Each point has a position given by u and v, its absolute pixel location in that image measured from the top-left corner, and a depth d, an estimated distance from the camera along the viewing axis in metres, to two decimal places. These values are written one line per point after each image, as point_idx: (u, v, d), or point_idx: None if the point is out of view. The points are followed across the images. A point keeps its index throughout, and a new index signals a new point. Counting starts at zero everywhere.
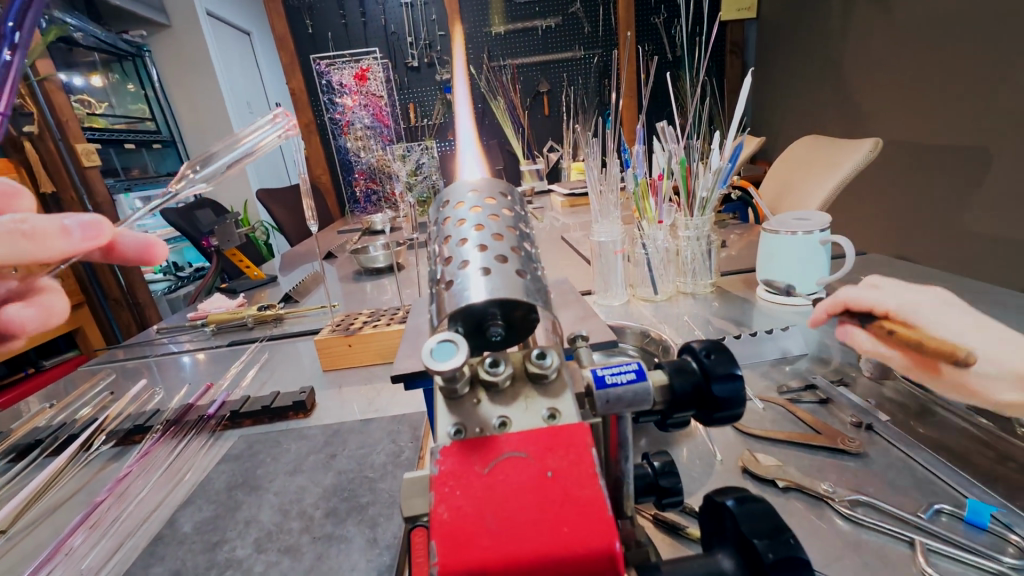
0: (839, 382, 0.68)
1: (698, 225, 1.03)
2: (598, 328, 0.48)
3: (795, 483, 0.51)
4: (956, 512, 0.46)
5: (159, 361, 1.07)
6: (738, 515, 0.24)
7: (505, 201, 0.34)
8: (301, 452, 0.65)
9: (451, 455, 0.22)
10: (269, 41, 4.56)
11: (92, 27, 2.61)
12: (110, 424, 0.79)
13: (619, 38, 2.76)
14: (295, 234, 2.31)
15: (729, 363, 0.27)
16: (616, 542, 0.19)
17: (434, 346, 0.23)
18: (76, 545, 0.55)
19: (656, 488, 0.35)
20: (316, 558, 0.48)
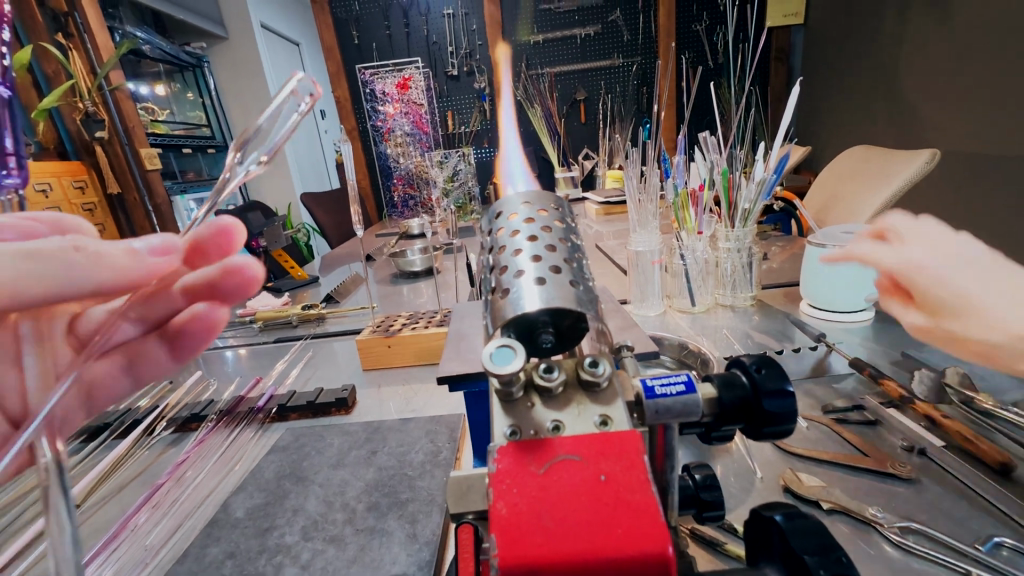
0: (889, 404, 0.65)
1: (739, 237, 1.02)
2: (639, 339, 0.48)
3: (840, 505, 0.49)
4: (1018, 547, 0.44)
5: (211, 354, 1.13)
6: (786, 530, 0.24)
7: (556, 213, 0.35)
8: (343, 447, 0.68)
9: (507, 455, 0.23)
10: (316, 52, 4.77)
11: (159, 41, 2.80)
12: (169, 411, 0.84)
13: (659, 46, 2.75)
14: (336, 236, 2.39)
15: (779, 378, 0.27)
16: (669, 546, 0.20)
17: (493, 350, 0.25)
18: (141, 522, 0.60)
19: (698, 501, 0.35)
20: (359, 549, 0.50)
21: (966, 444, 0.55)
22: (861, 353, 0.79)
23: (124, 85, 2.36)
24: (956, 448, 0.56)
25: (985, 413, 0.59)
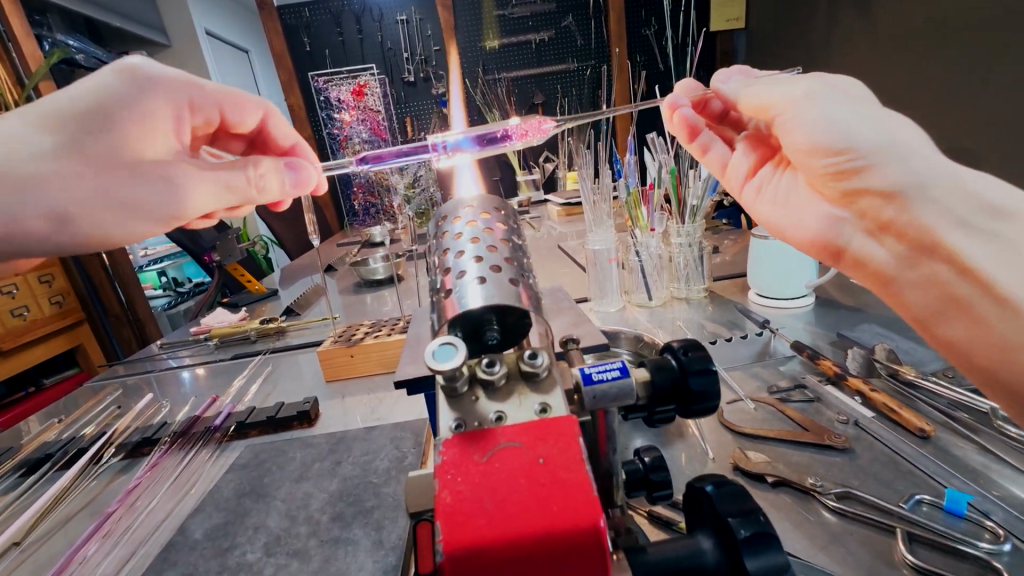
0: (827, 380, 0.71)
1: (689, 232, 1.06)
2: (589, 332, 0.50)
3: (783, 478, 0.53)
4: (935, 502, 0.48)
5: (161, 375, 1.09)
6: (715, 499, 0.27)
7: (498, 216, 0.37)
8: (306, 460, 0.67)
9: (452, 446, 0.24)
10: (266, 58, 4.62)
11: (93, 48, 2.58)
12: (118, 437, 0.80)
13: (611, 51, 2.81)
14: (295, 248, 2.34)
15: (704, 359, 0.30)
16: (601, 519, 0.21)
17: (436, 348, 0.26)
18: (90, 553, 0.57)
19: (647, 482, 0.36)
20: (324, 560, 0.50)
21: (893, 413, 0.60)
22: (804, 337, 0.85)
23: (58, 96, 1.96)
24: (884, 417, 0.61)
25: (907, 382, 0.66)
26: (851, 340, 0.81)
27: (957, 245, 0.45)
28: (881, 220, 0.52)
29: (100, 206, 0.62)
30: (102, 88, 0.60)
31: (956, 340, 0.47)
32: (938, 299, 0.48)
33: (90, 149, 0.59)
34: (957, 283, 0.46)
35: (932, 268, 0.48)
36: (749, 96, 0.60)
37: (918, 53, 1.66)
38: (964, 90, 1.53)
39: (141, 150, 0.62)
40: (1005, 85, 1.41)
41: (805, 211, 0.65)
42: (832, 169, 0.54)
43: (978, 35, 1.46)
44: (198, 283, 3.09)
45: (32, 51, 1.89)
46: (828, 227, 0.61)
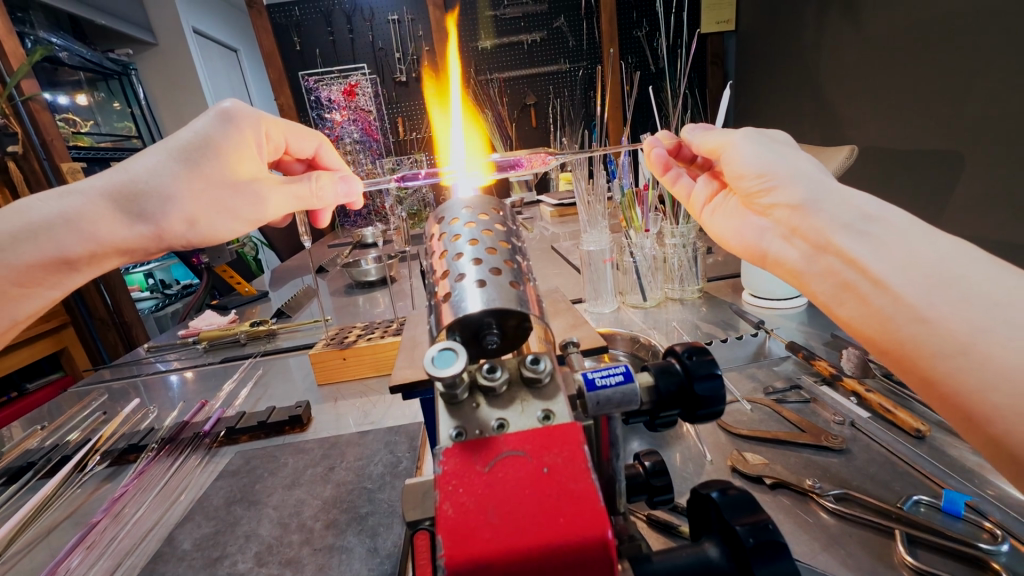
0: (822, 380, 0.71)
1: (684, 233, 1.06)
2: (587, 334, 0.50)
3: (781, 480, 0.53)
4: (933, 503, 0.48)
5: (148, 380, 1.07)
6: (722, 506, 0.27)
7: (497, 217, 0.36)
8: (298, 466, 0.66)
9: (453, 455, 0.24)
10: (256, 57, 4.57)
11: (77, 46, 2.53)
12: (103, 445, 0.78)
13: (603, 52, 2.81)
14: (286, 249, 2.31)
15: (709, 364, 0.30)
16: (608, 531, 0.21)
17: (435, 354, 0.25)
18: (74, 565, 0.55)
19: (648, 487, 0.35)
20: (318, 568, 0.49)
21: (890, 414, 0.60)
22: (798, 338, 0.85)
23: (41, 94, 1.91)
24: (880, 417, 0.62)
25: (902, 382, 0.66)
26: (845, 339, 0.81)
27: (844, 240, 0.44)
28: (791, 225, 0.51)
29: (212, 215, 0.64)
30: (199, 125, 0.63)
31: (855, 321, 0.43)
32: (835, 290, 0.45)
33: (198, 172, 0.61)
34: (846, 271, 0.44)
35: (827, 260, 0.46)
36: (698, 141, 0.64)
37: (906, 56, 1.68)
38: (950, 94, 1.54)
39: (238, 171, 0.65)
40: (989, 88, 1.43)
41: (741, 227, 0.63)
42: (751, 191, 0.55)
43: (963, 38, 1.48)
44: (187, 284, 3.05)
45: (14, 48, 1.84)
46: (759, 239, 0.59)
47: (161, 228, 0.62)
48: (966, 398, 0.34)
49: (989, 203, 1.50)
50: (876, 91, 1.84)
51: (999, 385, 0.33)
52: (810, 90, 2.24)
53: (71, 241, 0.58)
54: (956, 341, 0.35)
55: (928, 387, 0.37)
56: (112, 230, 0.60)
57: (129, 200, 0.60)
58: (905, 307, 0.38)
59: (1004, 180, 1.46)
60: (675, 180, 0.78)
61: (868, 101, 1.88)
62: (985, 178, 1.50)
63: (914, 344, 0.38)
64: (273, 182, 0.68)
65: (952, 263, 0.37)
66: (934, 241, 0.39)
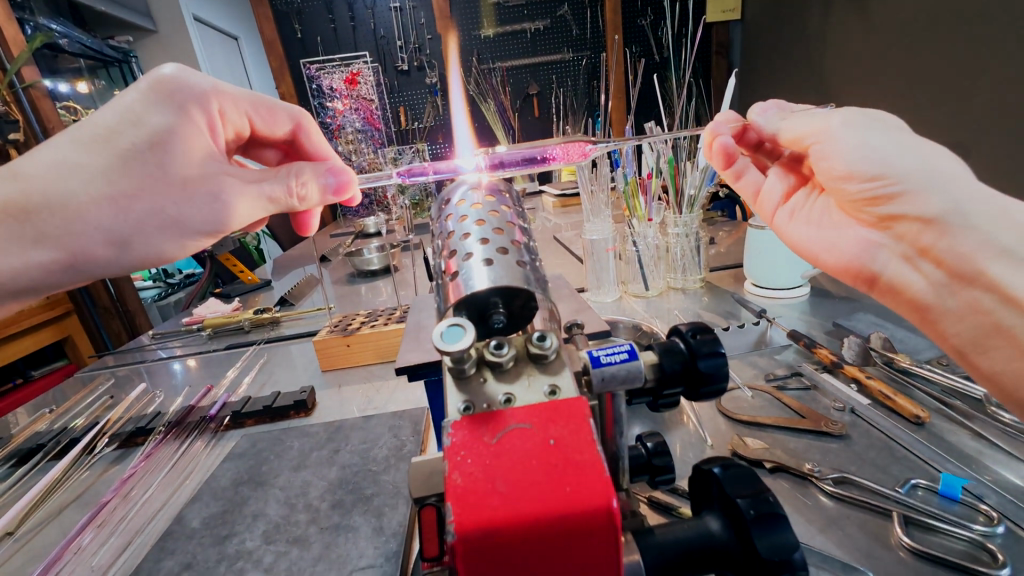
0: (823, 368, 0.71)
1: (686, 222, 1.06)
2: (591, 319, 0.50)
3: (781, 464, 0.53)
4: (930, 486, 0.49)
5: (152, 366, 1.08)
6: (724, 481, 0.28)
7: (503, 199, 0.36)
8: (304, 448, 0.67)
9: (461, 428, 0.24)
10: (257, 45, 4.54)
11: (77, 33, 2.51)
12: (111, 428, 0.80)
13: (606, 41, 2.78)
14: (288, 238, 2.32)
15: (712, 342, 0.31)
16: (613, 500, 0.21)
17: (444, 329, 0.26)
18: (85, 543, 0.57)
19: (650, 466, 0.35)
20: (325, 547, 0.50)
21: (890, 401, 0.61)
22: (799, 326, 0.85)
23: (42, 82, 1.90)
24: (880, 403, 0.62)
25: (903, 370, 0.67)
26: (846, 329, 0.82)
27: (999, 275, 0.46)
28: (919, 246, 0.52)
29: (151, 226, 0.61)
30: (133, 105, 0.58)
31: (998, 359, 0.47)
32: (981, 324, 0.48)
33: (131, 171, 0.58)
34: (999, 311, 0.46)
35: (972, 295, 0.49)
36: (788, 128, 0.61)
37: (914, 45, 1.66)
38: (958, 83, 1.53)
39: (184, 168, 0.61)
40: (998, 78, 1.42)
41: (831, 236, 0.64)
42: (871, 194, 0.54)
43: (971, 27, 1.46)
44: (189, 274, 3.05)
45: (14, 34, 1.83)
46: (860, 252, 0.60)
47: (97, 245, 0.61)
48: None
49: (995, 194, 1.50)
50: (883, 81, 1.82)
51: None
52: (815, 81, 2.22)
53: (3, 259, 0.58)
54: None
55: None
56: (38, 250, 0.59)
57: (47, 214, 0.57)
58: None
59: (1008, 171, 1.45)
60: (740, 176, 0.78)
61: (875, 92, 1.86)
62: (990, 169, 1.49)
63: None
64: (231, 176, 0.64)
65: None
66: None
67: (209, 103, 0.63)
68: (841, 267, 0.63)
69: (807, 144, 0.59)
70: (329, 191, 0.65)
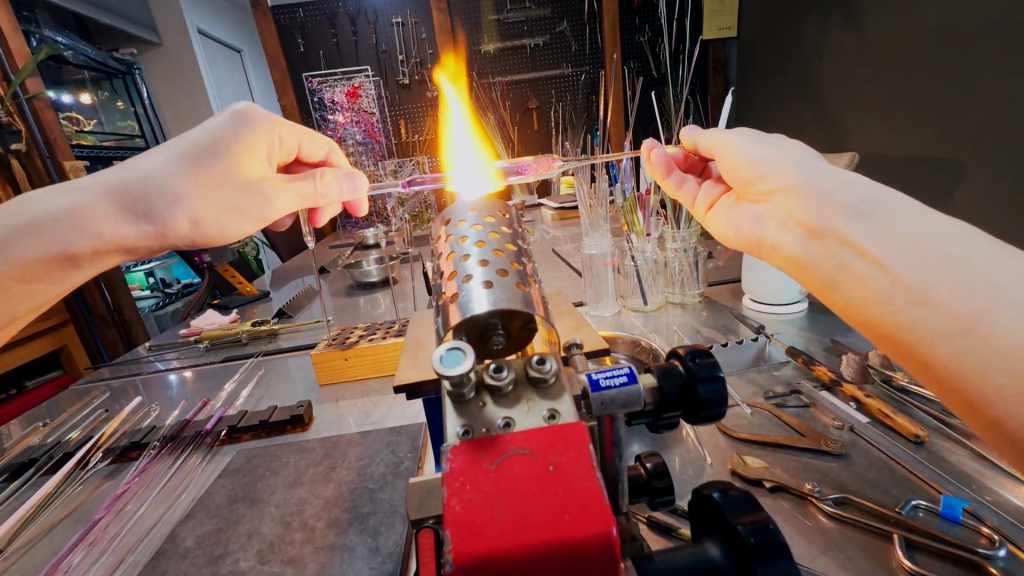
0: (822, 385, 0.71)
1: (685, 238, 1.06)
2: (590, 337, 0.51)
3: (781, 483, 0.53)
4: (931, 508, 0.49)
5: (147, 379, 1.07)
6: (724, 507, 0.28)
7: (503, 220, 0.37)
8: (300, 465, 0.66)
9: (460, 454, 0.24)
10: (259, 58, 4.59)
11: (82, 45, 2.54)
12: (105, 442, 0.79)
13: (605, 57, 2.83)
14: (287, 249, 2.32)
15: (712, 366, 0.31)
16: (613, 528, 0.21)
17: (444, 353, 0.26)
18: (76, 562, 0.56)
19: (649, 488, 0.35)
20: (320, 567, 0.49)
21: (889, 420, 0.61)
22: (797, 342, 0.86)
23: (46, 93, 1.92)
24: (879, 422, 0.62)
25: (902, 389, 0.67)
26: (845, 345, 0.82)
27: (843, 223, 0.44)
28: (787, 212, 0.51)
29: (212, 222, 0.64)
30: (220, 129, 0.65)
31: (852, 303, 0.43)
32: (834, 270, 0.45)
33: (205, 176, 0.62)
34: (849, 256, 0.43)
35: (826, 243, 0.46)
36: (699, 139, 0.66)
37: (908, 63, 1.68)
38: (952, 101, 1.55)
39: (246, 175, 0.65)
40: (992, 97, 1.44)
41: (736, 218, 0.62)
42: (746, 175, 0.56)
43: (964, 47, 1.49)
44: (188, 283, 3.05)
45: (20, 47, 1.85)
46: (754, 228, 0.58)
47: (166, 227, 0.62)
48: (966, 381, 0.34)
49: (990, 211, 1.51)
50: (878, 98, 1.84)
51: (999, 367, 0.33)
52: (811, 98, 2.25)
53: (77, 235, 0.59)
54: (958, 324, 0.35)
55: (927, 371, 0.37)
56: (116, 229, 0.60)
57: (134, 200, 0.60)
58: (905, 288, 0.38)
59: (1002, 189, 1.46)
60: (679, 184, 0.76)
61: (870, 110, 1.88)
62: (985, 186, 1.51)
63: (911, 326, 0.38)
64: (278, 181, 0.69)
65: (954, 244, 0.38)
66: (933, 224, 0.39)
67: (276, 130, 0.70)
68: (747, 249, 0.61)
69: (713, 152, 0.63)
70: (348, 194, 0.72)
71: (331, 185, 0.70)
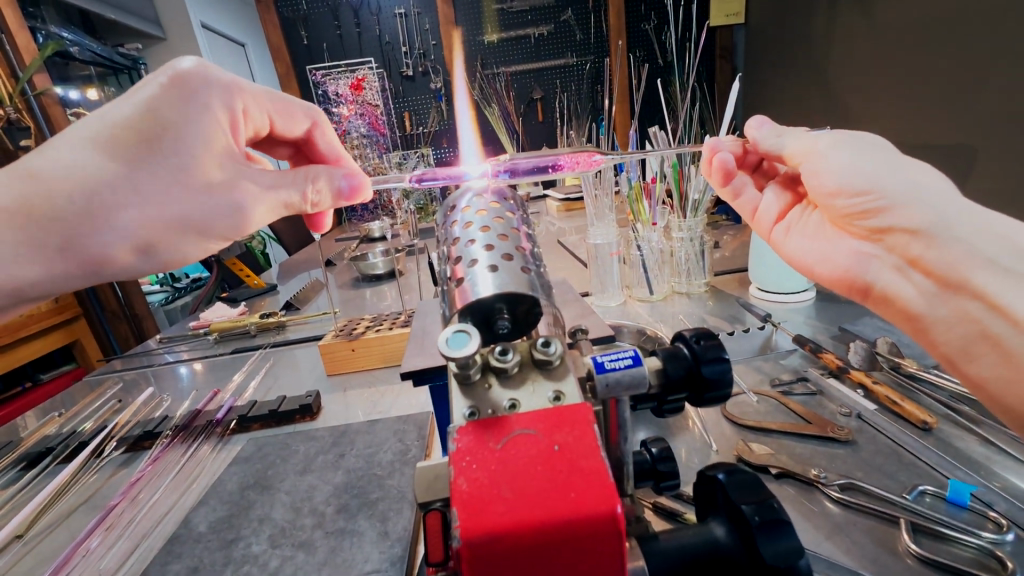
0: (829, 373, 0.71)
1: (691, 227, 1.05)
2: (595, 324, 0.51)
3: (786, 469, 0.53)
4: (939, 493, 0.48)
5: (159, 370, 1.08)
6: (728, 487, 0.28)
7: (507, 206, 0.37)
8: (310, 453, 0.67)
9: (467, 434, 0.24)
10: (263, 52, 4.58)
11: (88, 41, 2.55)
12: (118, 432, 0.80)
13: (610, 45, 2.80)
14: (294, 242, 2.33)
15: (716, 348, 0.31)
16: (618, 506, 0.21)
17: (450, 335, 0.26)
18: (93, 546, 0.57)
19: (655, 472, 0.35)
20: (330, 552, 0.50)
21: (896, 406, 0.60)
22: (804, 331, 0.85)
23: (53, 89, 1.93)
24: (886, 409, 0.62)
25: (910, 375, 0.66)
26: (852, 333, 0.81)
27: (986, 284, 0.46)
28: (907, 256, 0.53)
29: (171, 230, 0.59)
30: (151, 99, 0.55)
31: (992, 370, 0.46)
32: (968, 335, 0.48)
33: (151, 170, 0.55)
34: (990, 321, 0.46)
35: (960, 304, 0.48)
36: (780, 149, 0.64)
37: (921, 46, 1.65)
38: (965, 85, 1.51)
39: (207, 172, 0.58)
40: (1006, 80, 1.41)
41: (827, 247, 0.64)
42: (855, 205, 0.56)
43: (978, 29, 1.45)
44: (196, 277, 3.08)
45: (27, 43, 1.86)
46: (854, 263, 0.60)
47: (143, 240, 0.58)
48: None
49: (1003, 198, 1.48)
50: (889, 84, 1.81)
51: None
52: (820, 84, 2.21)
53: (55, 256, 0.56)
54: None
55: None
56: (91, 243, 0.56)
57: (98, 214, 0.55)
58: None
59: (1014, 174, 1.44)
60: (739, 193, 0.77)
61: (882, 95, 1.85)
62: (997, 173, 1.48)
63: None
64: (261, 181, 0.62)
65: None
66: None
67: (231, 103, 0.61)
68: (835, 278, 0.63)
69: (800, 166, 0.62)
70: (345, 195, 0.67)
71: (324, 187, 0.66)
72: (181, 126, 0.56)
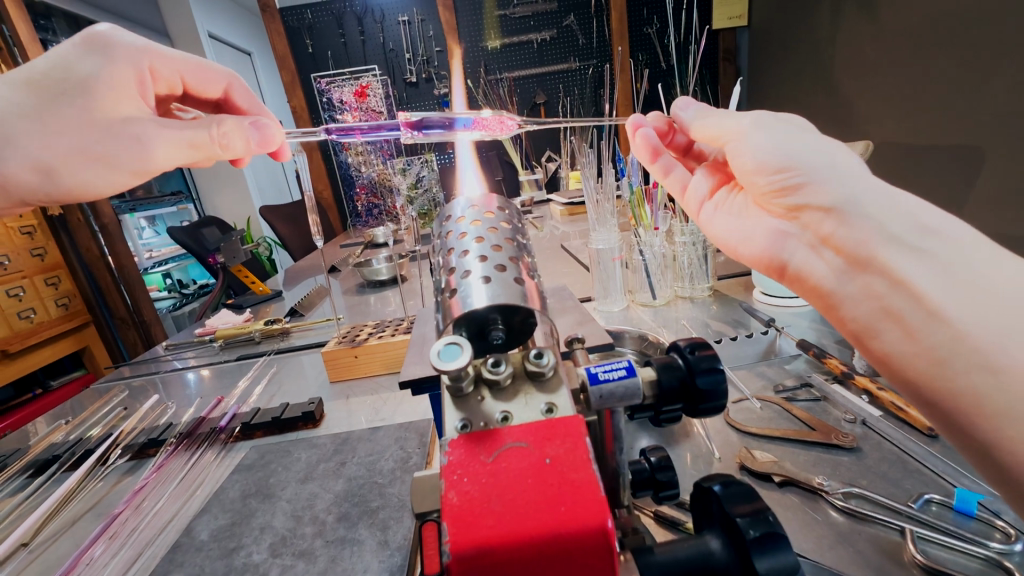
0: (834, 379, 0.70)
1: (694, 231, 1.05)
2: (594, 332, 0.51)
3: (790, 477, 0.52)
4: (945, 502, 0.48)
5: (165, 377, 1.10)
6: (724, 499, 0.28)
7: (503, 215, 0.37)
8: (311, 460, 0.67)
9: (458, 447, 0.24)
10: (270, 61, 4.64)
11: None
12: (124, 439, 0.81)
13: (613, 49, 2.80)
14: (299, 248, 2.35)
15: (711, 358, 0.31)
16: (608, 520, 0.21)
17: (441, 348, 0.26)
18: (97, 554, 0.57)
19: (653, 482, 0.35)
20: (330, 560, 0.50)
21: (902, 412, 0.59)
22: (808, 335, 0.84)
23: None
24: (892, 415, 0.61)
25: None
26: None
27: (892, 260, 0.43)
28: (820, 234, 0.50)
29: (76, 161, 0.66)
30: (65, 53, 0.64)
31: (896, 350, 0.43)
32: (872, 312, 0.45)
33: (62, 108, 0.63)
34: (894, 298, 0.42)
35: (867, 280, 0.45)
36: (701, 128, 0.62)
37: (927, 47, 1.63)
38: (972, 85, 1.50)
39: (114, 109, 0.66)
40: (1013, 80, 1.39)
41: (748, 227, 0.61)
42: (770, 182, 0.53)
43: (984, 29, 1.44)
44: (204, 284, 3.12)
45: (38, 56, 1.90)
46: (772, 243, 0.57)
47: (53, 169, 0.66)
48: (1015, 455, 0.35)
49: (1011, 199, 1.46)
50: (894, 85, 1.79)
51: None
52: (824, 86, 2.20)
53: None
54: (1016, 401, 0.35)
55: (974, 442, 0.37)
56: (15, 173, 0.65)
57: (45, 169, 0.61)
58: (965, 345, 0.37)
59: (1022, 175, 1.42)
60: (668, 171, 0.76)
61: (887, 96, 1.83)
62: (1005, 173, 1.46)
63: (970, 393, 0.37)
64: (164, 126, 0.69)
65: None
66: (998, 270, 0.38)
67: (140, 59, 0.68)
68: (756, 259, 0.59)
69: (723, 143, 0.59)
70: (253, 142, 0.72)
71: (233, 134, 0.71)
72: (86, 72, 0.64)
